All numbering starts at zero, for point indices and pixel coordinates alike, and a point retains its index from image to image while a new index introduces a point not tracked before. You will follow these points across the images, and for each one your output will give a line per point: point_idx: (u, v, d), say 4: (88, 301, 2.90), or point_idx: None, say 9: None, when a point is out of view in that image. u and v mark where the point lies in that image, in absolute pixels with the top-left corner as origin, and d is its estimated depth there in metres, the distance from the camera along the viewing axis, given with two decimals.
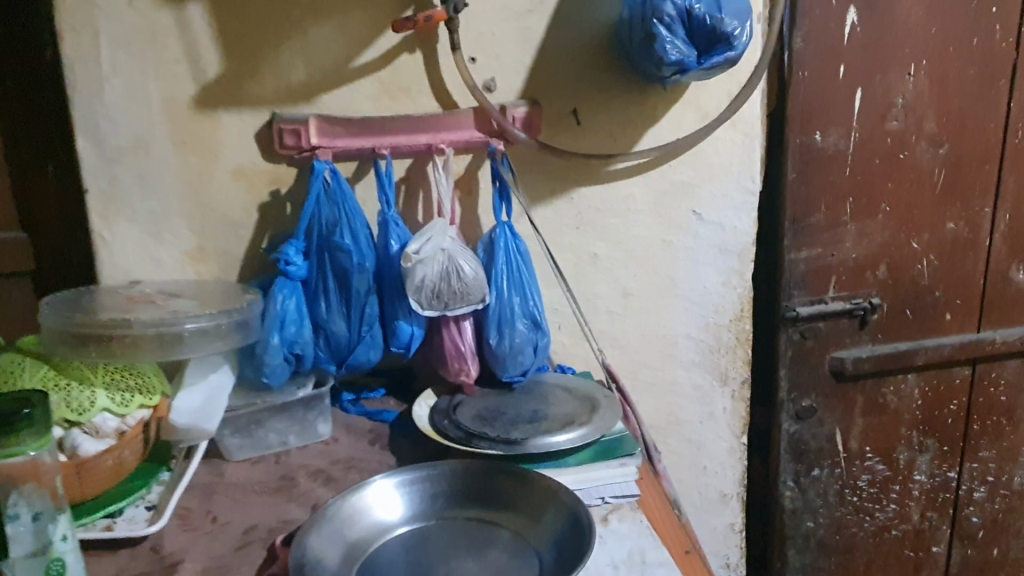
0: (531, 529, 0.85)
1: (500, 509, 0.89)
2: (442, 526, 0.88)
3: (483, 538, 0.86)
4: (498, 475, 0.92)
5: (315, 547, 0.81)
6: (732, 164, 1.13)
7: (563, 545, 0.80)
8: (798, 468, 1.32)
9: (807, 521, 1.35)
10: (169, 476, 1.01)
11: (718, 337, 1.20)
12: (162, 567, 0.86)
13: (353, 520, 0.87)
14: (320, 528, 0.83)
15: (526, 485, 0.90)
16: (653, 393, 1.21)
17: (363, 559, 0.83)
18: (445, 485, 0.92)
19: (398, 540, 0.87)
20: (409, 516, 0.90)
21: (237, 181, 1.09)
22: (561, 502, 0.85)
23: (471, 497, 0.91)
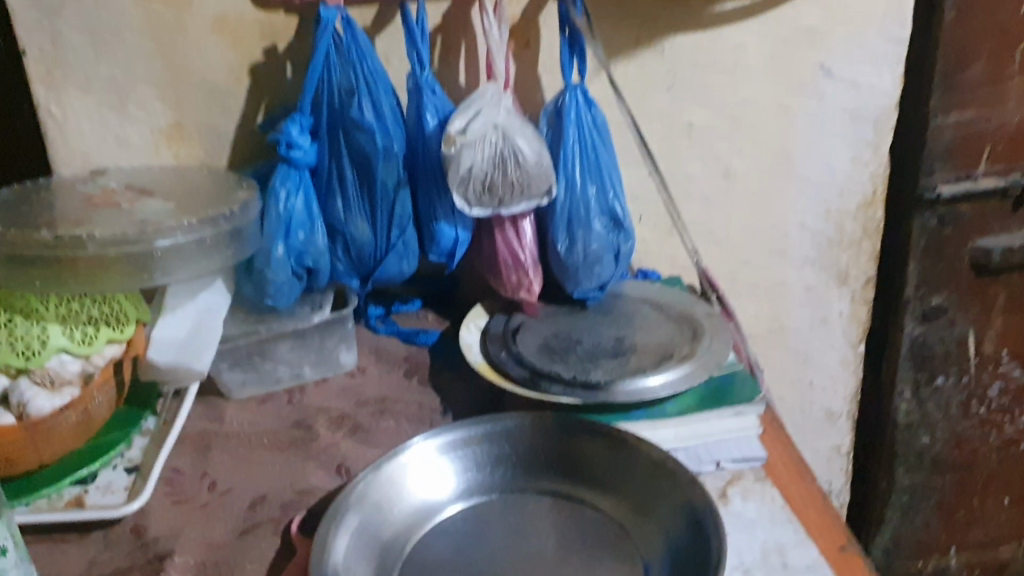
0: (633, 525, 0.64)
1: (589, 488, 0.68)
2: (510, 508, 0.67)
3: (570, 530, 0.65)
4: (585, 437, 0.70)
5: (341, 551, 0.60)
6: (875, 5, 0.86)
7: (682, 564, 0.59)
8: (918, 377, 1.08)
9: (923, 436, 1.12)
10: (156, 423, 0.80)
11: (841, 227, 0.99)
12: (145, 564, 0.66)
13: (390, 500, 0.65)
14: (349, 518, 0.62)
15: (626, 458, 0.68)
16: (755, 297, 1.02)
17: (406, 562, 0.62)
18: (511, 446, 0.71)
19: (458, 530, 0.65)
20: (460, 492, 0.68)
21: (219, 35, 0.82)
22: (678, 492, 0.63)
23: (546, 467, 0.70)
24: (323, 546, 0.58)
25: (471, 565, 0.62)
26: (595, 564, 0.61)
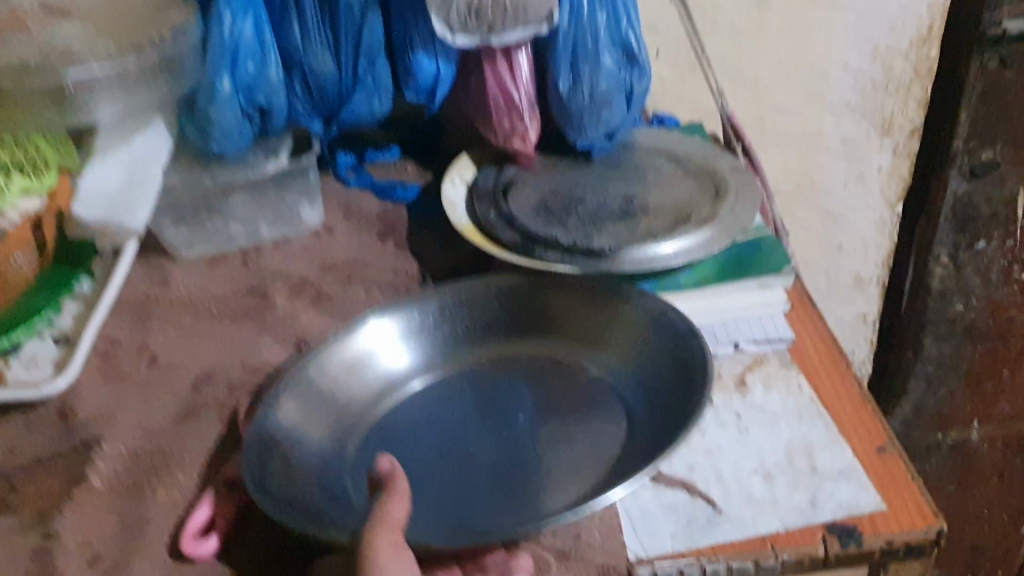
0: (624, 387, 0.56)
1: (566, 349, 0.60)
2: (479, 380, 0.59)
3: (550, 394, 0.57)
4: (555, 292, 0.62)
5: (281, 438, 0.51)
6: None
7: (669, 410, 0.52)
8: (958, 240, 0.96)
9: (956, 303, 1.02)
10: (91, 287, 0.69)
11: (888, 70, 0.86)
12: (70, 452, 0.57)
13: (337, 382, 0.57)
14: (286, 402, 0.54)
15: (603, 308, 0.60)
16: (785, 148, 0.91)
17: (361, 438, 0.55)
18: (473, 313, 0.62)
19: (423, 408, 0.57)
20: (425, 367, 0.60)
21: None
22: (665, 333, 0.57)
23: (515, 330, 0.62)
24: (256, 435, 0.50)
25: (439, 440, 0.54)
26: (579, 424, 0.54)
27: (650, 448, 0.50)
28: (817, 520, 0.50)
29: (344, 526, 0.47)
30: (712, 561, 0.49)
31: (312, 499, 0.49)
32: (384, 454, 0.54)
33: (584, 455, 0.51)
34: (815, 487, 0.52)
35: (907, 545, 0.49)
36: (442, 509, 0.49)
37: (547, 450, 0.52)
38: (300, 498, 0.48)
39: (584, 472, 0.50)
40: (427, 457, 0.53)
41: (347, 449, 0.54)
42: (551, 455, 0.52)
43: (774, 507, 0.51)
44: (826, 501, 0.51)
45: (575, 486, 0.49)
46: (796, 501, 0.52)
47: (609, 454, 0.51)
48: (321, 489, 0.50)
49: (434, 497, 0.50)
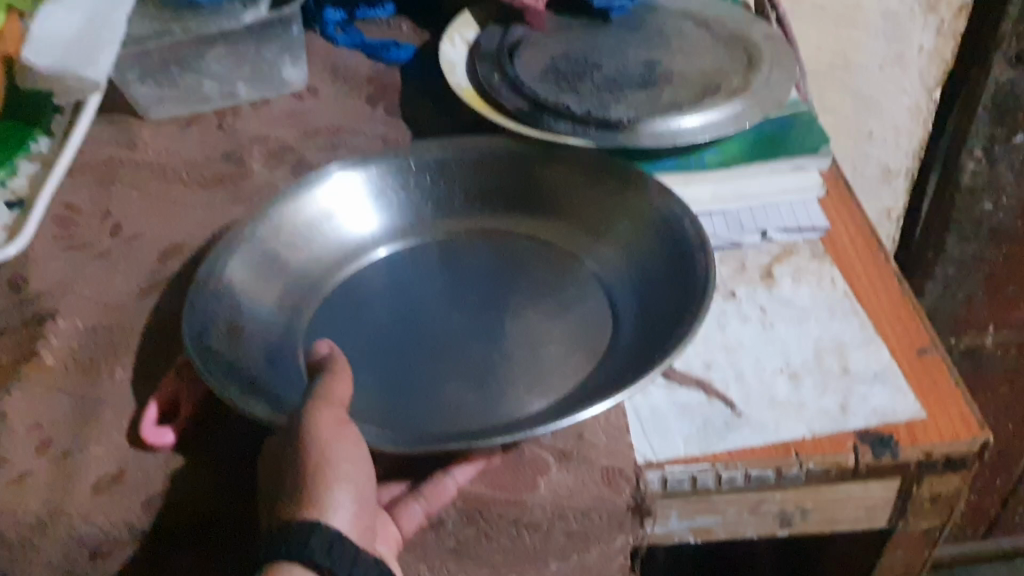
0: (604, 268, 0.52)
1: (553, 225, 0.56)
2: (453, 251, 0.55)
3: (527, 272, 0.53)
4: (553, 164, 0.56)
5: (228, 302, 0.49)
6: None
7: (659, 314, 0.48)
8: (994, 134, 0.89)
9: (985, 202, 0.95)
10: (51, 145, 0.62)
11: None
12: (21, 327, 0.52)
13: (296, 240, 0.54)
14: (236, 260, 0.51)
15: (602, 186, 0.55)
16: (817, 22, 0.84)
17: (317, 305, 0.52)
18: (457, 177, 0.58)
19: (386, 277, 0.54)
20: (392, 231, 0.57)
21: None
22: (659, 224, 0.52)
23: (503, 202, 0.57)
24: (198, 294, 0.48)
25: (402, 315, 0.51)
26: (553, 311, 0.50)
27: (631, 362, 0.45)
28: (849, 427, 0.45)
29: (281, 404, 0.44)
30: (728, 468, 0.44)
31: (253, 369, 0.46)
32: (342, 328, 0.51)
33: (557, 346, 0.48)
34: (846, 390, 0.47)
35: (948, 458, 0.45)
36: (398, 396, 0.46)
37: (517, 338, 0.49)
38: (241, 369, 0.45)
39: (561, 379, 0.46)
40: (390, 335, 0.50)
41: (299, 318, 0.51)
42: (519, 344, 0.49)
43: (799, 411, 0.46)
44: (858, 406, 0.46)
45: (538, 388, 0.46)
46: (823, 404, 0.46)
47: (586, 358, 0.47)
48: (262, 361, 0.47)
49: (394, 382, 0.47)
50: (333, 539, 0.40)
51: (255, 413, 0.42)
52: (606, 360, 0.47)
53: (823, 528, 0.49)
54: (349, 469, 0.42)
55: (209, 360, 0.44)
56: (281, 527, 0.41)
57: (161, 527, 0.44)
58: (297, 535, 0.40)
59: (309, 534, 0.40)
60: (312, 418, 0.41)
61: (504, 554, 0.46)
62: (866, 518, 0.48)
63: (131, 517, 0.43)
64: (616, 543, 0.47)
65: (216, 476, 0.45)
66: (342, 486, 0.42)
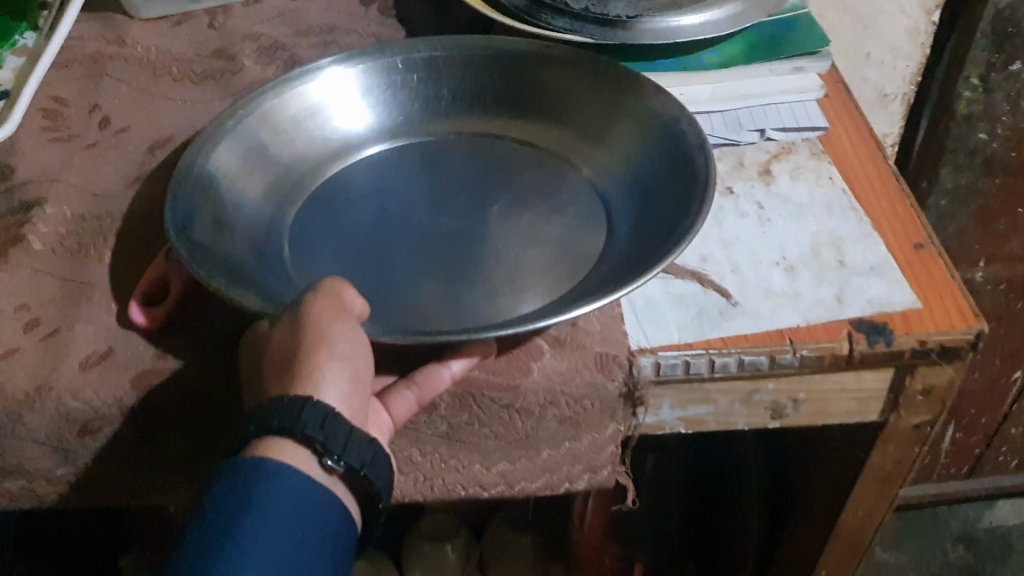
0: (598, 171, 0.52)
1: (545, 126, 0.55)
2: (444, 149, 0.55)
3: (519, 172, 0.53)
4: (546, 64, 0.55)
5: (214, 194, 0.48)
6: None
7: (657, 215, 0.47)
8: (992, 60, 0.88)
9: (980, 132, 0.94)
10: (37, 40, 0.61)
11: None
12: (9, 213, 0.51)
13: (281, 135, 0.54)
14: (220, 151, 0.50)
15: (597, 87, 0.54)
16: None
17: (303, 202, 0.52)
18: (447, 77, 0.57)
19: (375, 174, 0.53)
20: (381, 130, 0.56)
21: None
22: (656, 124, 0.51)
23: (494, 103, 0.56)
24: (181, 182, 0.47)
25: (392, 212, 0.50)
26: (546, 212, 0.50)
27: (627, 261, 0.45)
28: (845, 316, 0.45)
29: (274, 295, 0.43)
30: (722, 354, 0.44)
31: (240, 261, 0.46)
32: (332, 224, 0.50)
33: (550, 245, 0.48)
34: (842, 282, 0.47)
35: (942, 346, 0.44)
36: (390, 292, 0.46)
37: (510, 236, 0.48)
38: (228, 259, 0.45)
39: (554, 277, 0.46)
40: (382, 231, 0.49)
41: (285, 213, 0.51)
42: (511, 243, 0.48)
43: (792, 299, 0.46)
44: (854, 297, 0.46)
45: (531, 288, 0.45)
46: (818, 293, 0.46)
47: (580, 258, 0.47)
48: (250, 252, 0.47)
49: (385, 277, 0.47)
50: (327, 415, 0.40)
51: (243, 299, 0.41)
52: (601, 261, 0.46)
53: (816, 420, 0.49)
54: (346, 350, 0.41)
55: (194, 247, 0.44)
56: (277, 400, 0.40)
57: (156, 403, 0.43)
58: (289, 409, 0.40)
59: (301, 410, 0.40)
60: (308, 306, 0.40)
61: (497, 438, 0.47)
62: (858, 411, 0.49)
63: (120, 394, 0.43)
64: (608, 432, 0.47)
65: (207, 357, 0.44)
66: (337, 364, 0.41)
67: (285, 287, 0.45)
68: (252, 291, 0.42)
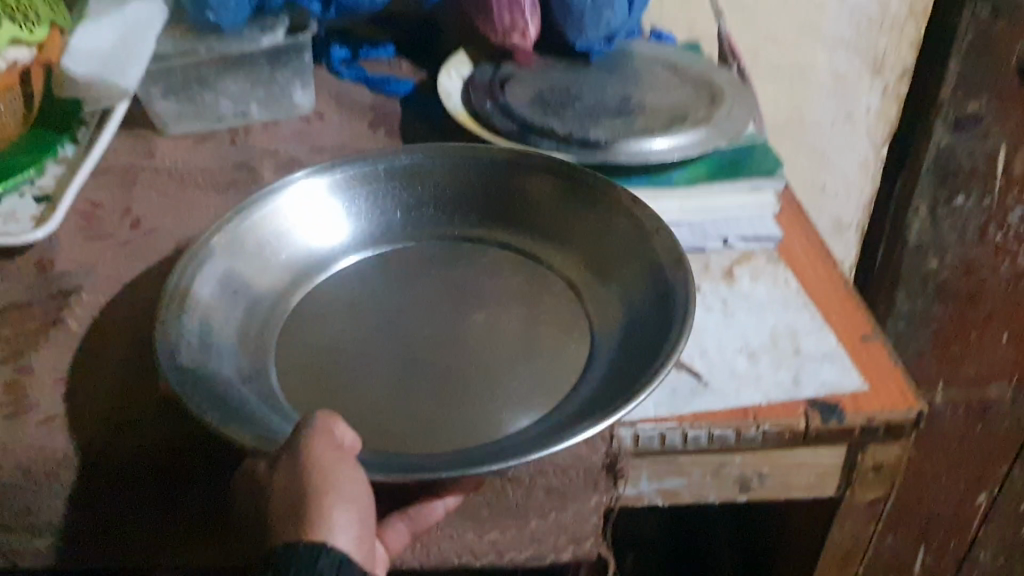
0: (582, 281, 0.55)
1: (524, 237, 0.59)
2: (427, 259, 0.59)
3: (504, 280, 0.56)
4: (524, 179, 0.60)
5: (199, 312, 0.50)
6: None
7: (642, 331, 0.49)
8: (937, 195, 0.97)
9: (931, 260, 1.03)
10: (74, 152, 0.67)
11: (884, 6, 0.87)
12: (47, 299, 0.56)
13: (264, 246, 0.56)
14: (207, 266, 0.52)
15: (575, 199, 0.58)
16: (778, 80, 0.93)
17: (289, 316, 0.54)
18: (429, 191, 0.61)
19: (365, 281, 0.57)
20: (355, 240, 0.60)
21: None
22: (631, 235, 0.55)
23: (475, 214, 0.61)
24: (169, 305, 0.48)
25: (383, 320, 0.54)
26: (529, 325, 0.53)
27: (613, 382, 0.46)
28: (801, 397, 0.51)
29: (262, 420, 0.44)
30: (694, 428, 0.49)
31: (223, 378, 0.46)
32: (325, 330, 0.53)
33: (534, 358, 0.50)
34: (798, 367, 0.52)
35: (889, 424, 0.50)
36: (379, 402, 0.48)
37: (492, 342, 0.52)
38: (214, 380, 0.45)
39: (535, 395, 0.48)
40: (373, 341, 0.52)
41: (269, 326, 0.53)
42: (494, 353, 0.51)
43: (756, 382, 0.51)
44: (809, 379, 0.51)
45: (513, 407, 0.47)
46: (778, 378, 0.52)
47: (560, 366, 0.49)
48: (236, 369, 0.48)
49: (377, 386, 0.49)
50: (342, 560, 0.40)
51: (238, 439, 0.41)
52: (585, 373, 0.49)
53: (779, 494, 0.54)
54: (352, 491, 0.41)
55: (183, 376, 0.44)
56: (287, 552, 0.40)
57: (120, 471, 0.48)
58: (304, 556, 0.39)
59: (317, 556, 0.39)
60: (307, 451, 0.40)
61: (489, 507, 0.51)
62: (818, 485, 0.54)
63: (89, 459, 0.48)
64: (591, 502, 0.51)
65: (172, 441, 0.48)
66: (343, 510, 0.41)
67: (271, 401, 0.47)
68: (242, 425, 0.42)
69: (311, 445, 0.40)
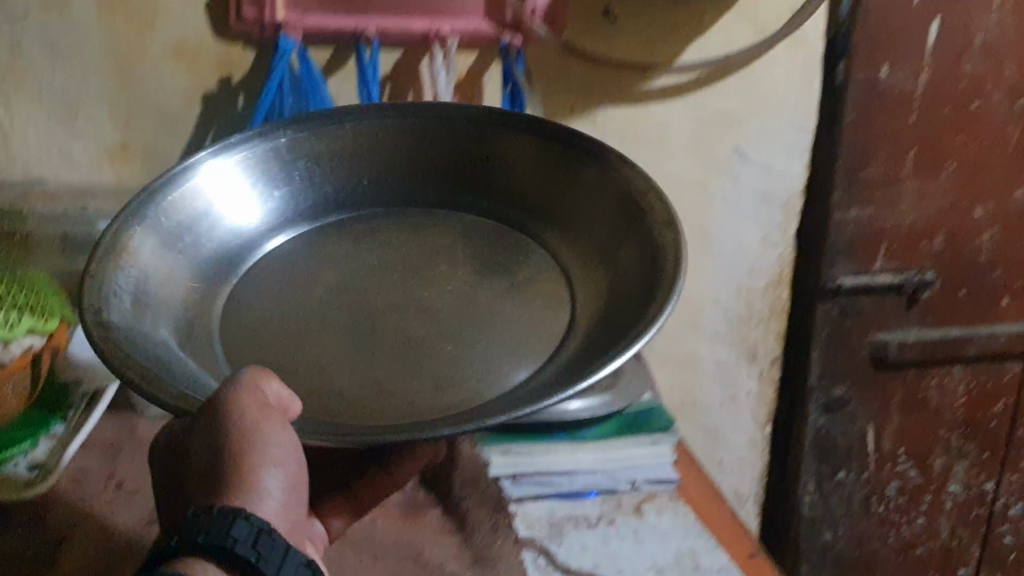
0: (556, 245, 0.60)
1: (488, 202, 0.64)
2: (396, 225, 0.63)
3: (464, 240, 0.61)
4: (492, 142, 0.65)
5: (126, 275, 0.52)
6: (786, 99, 0.91)
7: (624, 303, 0.50)
8: (821, 470, 1.14)
9: (826, 532, 1.19)
10: (65, 429, 0.74)
11: (750, 305, 1.04)
12: (42, 547, 0.64)
13: (204, 217, 0.60)
14: (137, 238, 0.55)
15: (551, 170, 0.63)
16: (671, 367, 1.07)
17: (222, 287, 0.58)
18: (399, 161, 0.66)
19: (324, 253, 0.61)
20: (287, 217, 0.64)
21: (177, 61, 0.80)
22: (606, 204, 0.59)
23: (450, 182, 0.65)
24: (96, 273, 0.51)
25: (364, 290, 0.57)
26: (494, 286, 0.57)
27: (592, 341, 0.49)
28: None
29: (190, 376, 0.47)
30: None
31: (155, 344, 0.48)
32: (300, 298, 0.56)
33: (515, 329, 0.53)
34: None
35: None
36: (356, 367, 0.51)
37: (458, 313, 0.55)
38: (147, 338, 0.49)
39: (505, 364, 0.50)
40: (347, 312, 0.55)
41: (201, 294, 0.57)
42: (465, 309, 0.55)
43: None
44: None
45: (488, 368, 0.50)
46: None
47: (524, 323, 0.54)
48: (173, 328, 0.52)
49: (351, 364, 0.51)
50: (260, 530, 0.45)
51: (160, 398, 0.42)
52: (570, 338, 0.51)
53: None
54: (279, 454, 0.48)
55: (115, 324, 0.47)
56: (205, 513, 0.45)
57: None
58: (224, 520, 0.44)
59: (231, 525, 0.44)
60: (234, 401, 0.44)
61: None
62: None
63: None
64: None
65: None
66: (272, 472, 0.48)
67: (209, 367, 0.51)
68: (167, 382, 0.43)
69: (240, 401, 0.44)
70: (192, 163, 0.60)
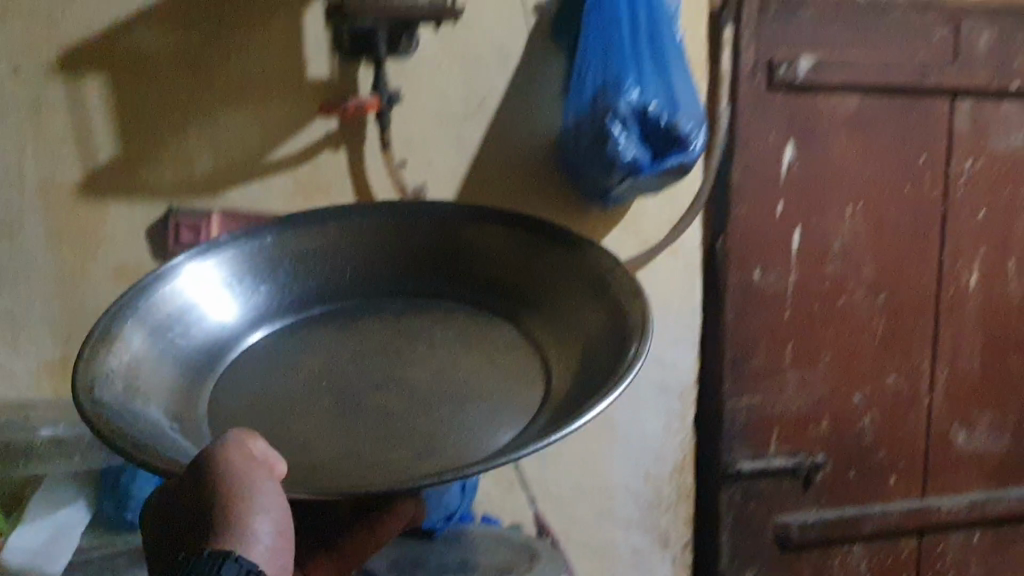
0: (519, 313, 0.66)
1: (459, 285, 0.69)
2: (375, 309, 0.68)
3: (441, 324, 0.66)
4: (463, 230, 0.70)
5: (127, 353, 0.58)
6: (672, 299, 1.01)
7: (592, 365, 0.55)
8: None
9: None
10: None
11: (658, 491, 1.10)
12: None
13: (186, 312, 0.64)
14: (133, 326, 0.60)
15: (521, 252, 0.68)
16: (590, 555, 1.10)
17: (210, 375, 0.63)
18: (378, 252, 0.71)
19: (306, 348, 0.65)
20: (266, 313, 0.68)
21: (120, 281, 0.87)
22: (572, 279, 0.64)
23: (424, 268, 0.70)
24: (95, 351, 0.56)
25: (356, 366, 0.62)
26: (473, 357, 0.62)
27: (563, 403, 0.54)
28: None
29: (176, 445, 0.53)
30: None
31: (144, 430, 0.51)
32: (287, 382, 0.61)
33: (488, 386, 0.59)
34: None
35: None
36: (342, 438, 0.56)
37: (443, 385, 0.60)
38: (140, 418, 0.53)
39: (495, 418, 0.56)
40: (333, 393, 0.59)
41: (195, 379, 0.61)
42: (442, 384, 0.60)
43: None
44: None
45: (473, 437, 0.55)
46: None
47: (499, 395, 0.58)
48: (165, 410, 0.57)
49: (339, 438, 0.55)
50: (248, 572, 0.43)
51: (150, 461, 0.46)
52: (546, 394, 0.57)
53: None
54: (264, 502, 0.47)
55: (105, 401, 0.52)
56: (193, 559, 0.44)
57: None
58: (208, 564, 0.43)
59: (219, 567, 0.43)
60: (223, 460, 0.47)
61: None
62: None
63: None
64: None
65: None
66: (262, 520, 0.47)
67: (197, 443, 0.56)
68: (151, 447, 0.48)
69: (227, 451, 0.47)
70: (174, 266, 0.65)
